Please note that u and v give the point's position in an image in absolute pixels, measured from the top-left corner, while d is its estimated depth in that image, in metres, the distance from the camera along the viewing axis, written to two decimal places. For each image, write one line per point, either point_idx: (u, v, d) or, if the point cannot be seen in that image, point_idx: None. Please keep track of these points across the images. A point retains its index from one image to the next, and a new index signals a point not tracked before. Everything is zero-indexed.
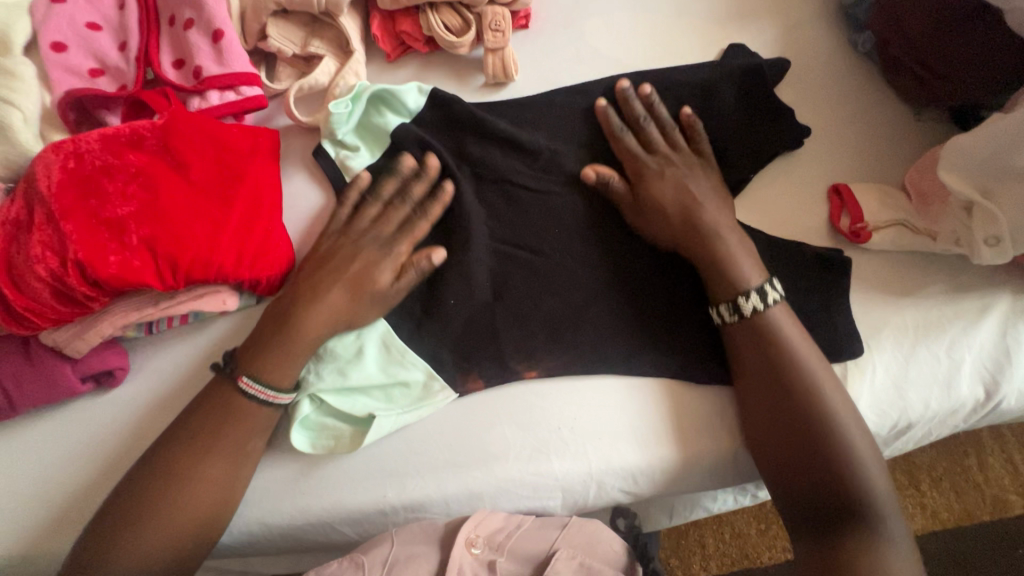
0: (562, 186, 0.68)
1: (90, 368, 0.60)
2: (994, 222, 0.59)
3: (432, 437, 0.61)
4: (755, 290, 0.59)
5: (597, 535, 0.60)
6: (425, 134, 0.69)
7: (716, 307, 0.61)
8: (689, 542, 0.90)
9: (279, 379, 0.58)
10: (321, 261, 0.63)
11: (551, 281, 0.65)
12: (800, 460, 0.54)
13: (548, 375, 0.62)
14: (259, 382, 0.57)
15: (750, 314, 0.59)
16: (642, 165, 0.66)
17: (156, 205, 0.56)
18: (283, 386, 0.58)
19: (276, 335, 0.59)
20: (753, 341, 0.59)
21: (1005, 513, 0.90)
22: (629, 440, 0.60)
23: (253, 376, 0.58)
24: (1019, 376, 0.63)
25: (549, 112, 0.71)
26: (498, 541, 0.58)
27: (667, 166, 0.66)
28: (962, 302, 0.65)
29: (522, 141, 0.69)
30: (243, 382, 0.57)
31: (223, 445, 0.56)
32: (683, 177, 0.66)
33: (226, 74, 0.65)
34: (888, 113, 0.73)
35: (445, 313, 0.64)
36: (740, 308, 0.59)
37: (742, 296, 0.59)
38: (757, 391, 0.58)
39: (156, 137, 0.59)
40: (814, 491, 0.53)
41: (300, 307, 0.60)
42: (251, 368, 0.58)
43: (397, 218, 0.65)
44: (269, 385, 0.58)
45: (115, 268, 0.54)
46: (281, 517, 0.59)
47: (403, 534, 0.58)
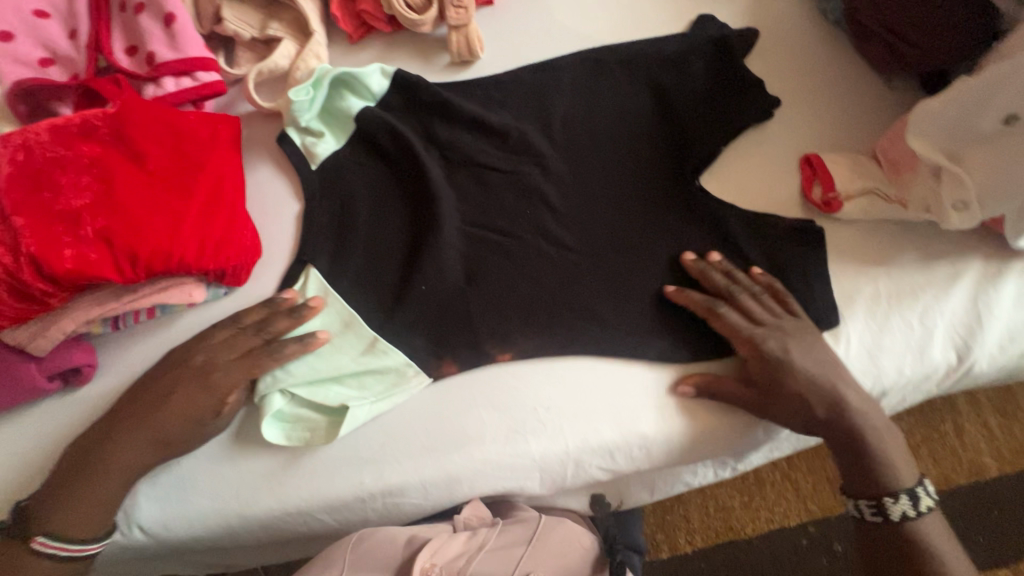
0: (532, 169, 0.68)
1: (58, 366, 0.58)
2: (962, 186, 0.58)
3: (409, 422, 0.60)
4: (906, 494, 0.57)
5: (564, 543, 0.62)
6: (396, 119, 0.68)
7: (856, 502, 0.59)
8: (675, 518, 0.91)
9: (83, 530, 0.55)
10: (135, 402, 0.57)
11: (524, 264, 0.64)
12: None
13: (524, 358, 0.62)
14: (57, 540, 0.53)
15: (897, 518, 0.57)
16: (755, 339, 0.59)
17: (111, 196, 0.55)
18: (89, 536, 0.55)
19: (77, 489, 0.54)
20: (893, 545, 0.57)
21: (981, 476, 0.92)
22: (606, 419, 0.60)
23: (51, 535, 0.53)
24: (989, 341, 0.64)
25: (518, 94, 0.70)
26: (458, 568, 0.58)
27: (780, 337, 0.59)
28: (935, 269, 0.65)
29: (491, 122, 0.68)
30: (38, 543, 0.53)
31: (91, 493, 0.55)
32: (802, 348, 0.59)
33: (181, 60, 0.63)
34: (858, 81, 0.73)
35: (422, 295, 0.63)
36: (884, 510, 0.57)
37: (890, 499, 0.57)
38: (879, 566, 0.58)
39: (110, 126, 0.58)
40: None
41: (106, 458, 0.55)
42: (48, 525, 0.53)
43: (237, 347, 0.59)
44: (73, 539, 0.54)
45: (70, 262, 0.52)
46: (259, 509, 0.58)
47: (363, 547, 0.58)
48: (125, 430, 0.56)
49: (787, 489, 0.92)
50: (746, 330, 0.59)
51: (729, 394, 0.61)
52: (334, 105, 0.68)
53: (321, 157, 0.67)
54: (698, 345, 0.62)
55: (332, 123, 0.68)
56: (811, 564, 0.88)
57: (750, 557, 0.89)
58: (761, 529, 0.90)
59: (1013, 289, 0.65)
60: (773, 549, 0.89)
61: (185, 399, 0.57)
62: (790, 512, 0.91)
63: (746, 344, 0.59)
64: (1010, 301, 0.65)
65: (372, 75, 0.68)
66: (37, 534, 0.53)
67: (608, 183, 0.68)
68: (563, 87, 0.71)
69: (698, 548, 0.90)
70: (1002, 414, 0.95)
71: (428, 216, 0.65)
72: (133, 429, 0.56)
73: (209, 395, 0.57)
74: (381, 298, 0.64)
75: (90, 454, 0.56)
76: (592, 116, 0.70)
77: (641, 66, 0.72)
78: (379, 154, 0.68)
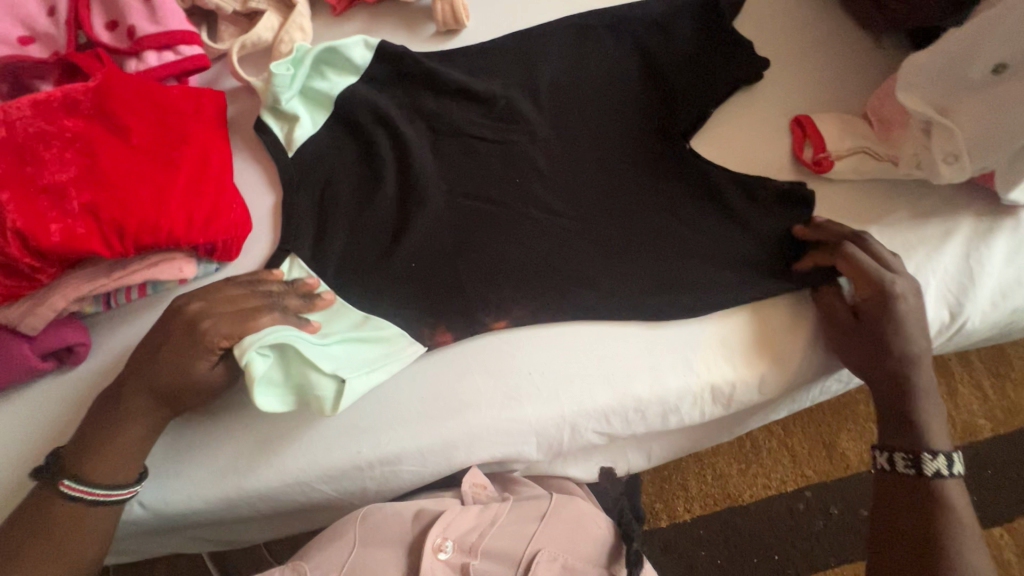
0: (519, 138, 0.68)
1: (51, 345, 0.58)
2: (952, 138, 0.58)
3: (404, 393, 0.60)
4: (944, 454, 0.55)
5: (577, 520, 0.60)
6: (376, 95, 0.68)
7: (890, 453, 0.57)
8: (672, 487, 0.92)
9: (111, 474, 0.53)
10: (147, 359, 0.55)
11: (514, 232, 0.64)
12: None
13: (517, 325, 0.62)
14: (84, 483, 0.52)
15: (930, 474, 0.55)
16: (888, 286, 0.56)
17: (97, 170, 0.54)
18: (120, 482, 0.53)
19: (99, 436, 0.53)
20: (916, 500, 0.55)
21: (974, 437, 0.93)
22: (601, 382, 0.60)
23: (75, 478, 0.52)
24: (981, 296, 0.64)
25: (505, 60, 0.70)
26: (470, 543, 0.56)
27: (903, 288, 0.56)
28: (926, 227, 0.65)
29: (476, 91, 0.68)
30: (64, 484, 0.52)
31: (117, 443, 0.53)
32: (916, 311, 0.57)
33: (162, 33, 0.62)
34: (847, 41, 0.72)
35: (409, 265, 0.63)
36: (920, 464, 0.55)
37: (928, 453, 0.55)
38: (888, 527, 0.55)
39: (92, 100, 0.57)
40: None
41: (128, 405, 0.54)
42: (76, 469, 0.52)
43: (242, 304, 0.56)
44: (99, 484, 0.52)
45: (57, 235, 0.52)
46: (257, 481, 0.59)
47: (370, 525, 0.57)
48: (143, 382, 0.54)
49: (783, 455, 0.93)
50: (867, 270, 0.57)
51: (725, 354, 0.61)
52: (314, 85, 0.68)
53: (299, 144, 0.66)
54: (692, 305, 0.62)
55: (315, 105, 0.67)
56: (808, 528, 0.89)
57: (747, 523, 0.90)
58: (758, 496, 0.91)
59: (1004, 244, 0.65)
60: (770, 514, 0.90)
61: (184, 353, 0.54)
62: (787, 478, 0.92)
63: (874, 288, 0.56)
64: (1002, 256, 0.65)
65: (353, 49, 0.68)
66: (64, 479, 0.52)
67: (597, 147, 0.68)
68: (550, 52, 0.71)
69: (696, 515, 0.90)
70: (995, 374, 0.96)
71: (416, 185, 0.65)
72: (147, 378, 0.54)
73: (201, 350, 0.54)
74: (367, 272, 0.63)
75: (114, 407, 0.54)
76: (580, 81, 0.70)
77: (627, 31, 0.72)
78: (366, 126, 0.67)
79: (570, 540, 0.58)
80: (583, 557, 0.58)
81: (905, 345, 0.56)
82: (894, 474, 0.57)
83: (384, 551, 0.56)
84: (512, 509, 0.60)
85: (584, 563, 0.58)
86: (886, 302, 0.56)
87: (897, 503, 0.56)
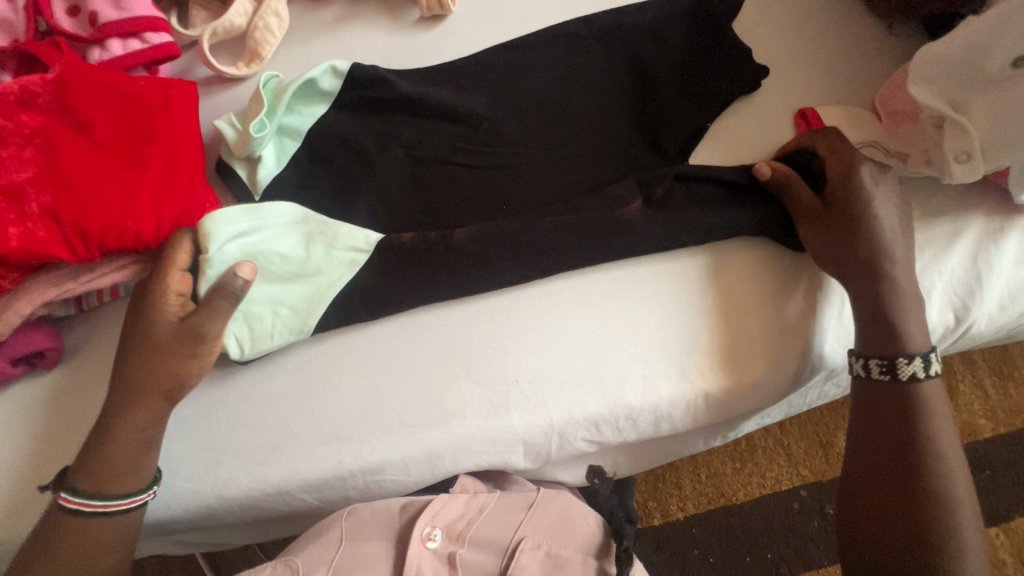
0: (509, 161, 0.64)
1: (20, 351, 0.56)
2: (965, 136, 0.55)
3: (385, 418, 0.58)
4: (919, 355, 0.53)
5: (566, 516, 0.58)
6: (350, 125, 0.64)
7: (864, 361, 0.55)
8: (666, 485, 0.91)
9: (100, 486, 0.51)
10: (144, 328, 0.52)
11: (504, 263, 0.61)
12: (890, 497, 0.52)
13: (510, 358, 0.59)
14: (78, 494, 0.51)
15: (905, 379, 0.53)
16: (857, 160, 0.56)
17: (57, 169, 0.52)
18: (117, 491, 0.51)
19: (89, 450, 0.52)
20: (893, 401, 0.54)
21: (975, 437, 0.91)
22: (591, 389, 0.58)
23: (73, 490, 0.51)
24: (990, 300, 0.61)
25: (490, 79, 0.66)
26: (458, 531, 0.56)
27: (874, 169, 0.56)
28: (933, 227, 0.62)
29: (460, 110, 0.64)
30: (62, 498, 0.50)
31: (89, 481, 0.51)
32: (891, 199, 0.56)
33: (127, 20, 0.58)
34: (856, 28, 0.68)
35: (393, 300, 0.60)
36: (894, 369, 0.53)
37: (904, 359, 0.53)
38: (864, 451, 0.54)
39: (49, 93, 0.54)
40: (893, 530, 0.52)
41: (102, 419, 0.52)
42: (75, 479, 0.51)
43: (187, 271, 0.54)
44: (90, 495, 0.51)
45: (16, 240, 0.50)
46: (237, 489, 0.57)
47: (353, 526, 0.55)
48: (149, 358, 0.51)
49: (778, 455, 0.92)
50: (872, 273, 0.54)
51: (725, 359, 0.59)
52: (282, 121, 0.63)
53: (264, 187, 0.62)
54: (684, 304, 0.60)
55: (285, 142, 0.63)
56: (803, 527, 0.88)
57: (741, 522, 0.89)
58: (753, 494, 0.90)
59: (1015, 244, 0.62)
60: (765, 512, 0.89)
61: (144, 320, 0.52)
62: (782, 477, 0.91)
63: (842, 161, 0.56)
64: (1013, 258, 0.62)
65: (320, 77, 0.63)
66: (62, 490, 0.51)
67: (587, 165, 0.64)
68: (536, 68, 0.67)
69: (689, 514, 0.89)
70: (997, 374, 0.94)
71: (399, 224, 0.63)
72: (162, 358, 0.51)
73: (157, 301, 0.52)
74: (350, 298, 0.60)
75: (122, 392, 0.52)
76: (570, 99, 0.66)
77: (618, 39, 0.67)
78: (348, 123, 0.64)
79: (559, 532, 0.57)
80: (571, 546, 0.57)
81: (911, 353, 0.53)
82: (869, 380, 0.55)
83: (371, 543, 0.55)
84: (501, 499, 0.58)
85: (570, 550, 0.56)
86: (857, 199, 0.55)
87: (873, 404, 0.55)
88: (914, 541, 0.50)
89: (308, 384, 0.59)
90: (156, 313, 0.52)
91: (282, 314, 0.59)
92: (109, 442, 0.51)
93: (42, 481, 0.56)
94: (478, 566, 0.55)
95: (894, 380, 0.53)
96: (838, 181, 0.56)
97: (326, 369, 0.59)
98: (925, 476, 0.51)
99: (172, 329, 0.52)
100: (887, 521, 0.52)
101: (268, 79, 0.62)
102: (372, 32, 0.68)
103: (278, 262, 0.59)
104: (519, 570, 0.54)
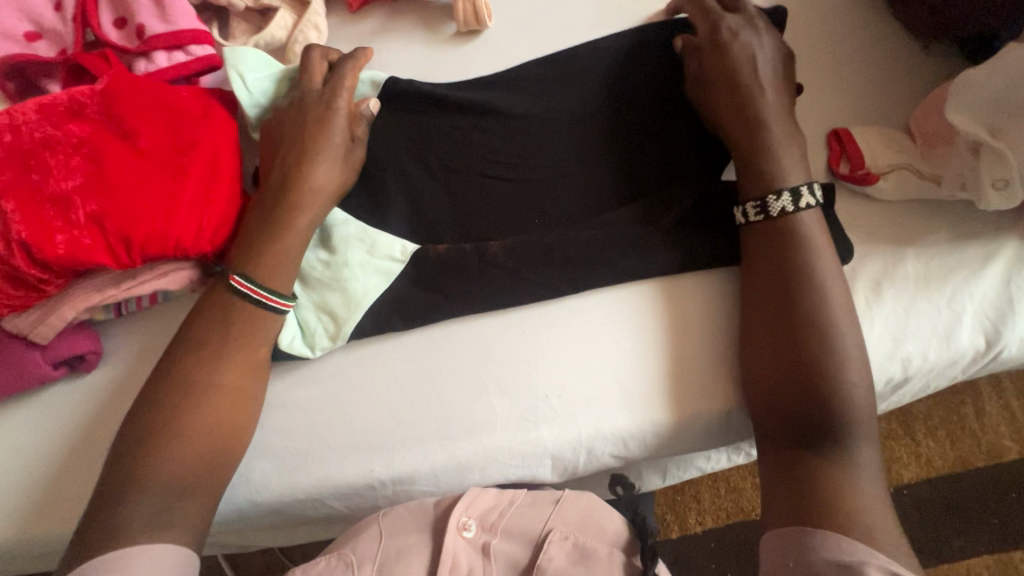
0: (541, 167, 0.65)
1: (62, 354, 0.58)
2: (1003, 163, 0.55)
3: (415, 426, 0.59)
4: (787, 190, 0.56)
5: (593, 508, 0.55)
6: (384, 137, 0.65)
7: (740, 206, 0.58)
8: (685, 498, 0.92)
9: (268, 278, 0.56)
10: (316, 125, 0.60)
11: (531, 277, 0.61)
12: (784, 359, 0.52)
13: (533, 365, 0.60)
14: (252, 281, 0.56)
15: (777, 215, 0.56)
16: (719, 19, 0.62)
17: (102, 177, 0.53)
18: (278, 291, 0.57)
19: (262, 237, 0.57)
20: (781, 266, 0.55)
21: (999, 459, 0.92)
22: (619, 405, 0.58)
23: (244, 276, 0.56)
24: (1021, 326, 0.60)
25: (528, 82, 0.67)
26: (491, 522, 0.55)
27: (735, 21, 0.62)
28: (965, 249, 0.62)
29: (499, 114, 0.66)
30: (236, 282, 0.56)
31: (264, 270, 0.56)
32: (753, 39, 0.61)
33: (172, 33, 0.60)
34: (891, 48, 0.68)
35: (427, 309, 0.61)
36: (766, 207, 0.56)
37: (772, 196, 0.56)
38: (760, 313, 0.55)
39: (98, 103, 0.55)
40: (796, 399, 0.51)
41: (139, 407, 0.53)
42: (242, 267, 0.56)
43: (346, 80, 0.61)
44: (262, 284, 0.56)
45: (63, 248, 0.52)
46: (270, 494, 0.58)
47: (391, 522, 0.55)
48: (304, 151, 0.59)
49: None
50: None
51: None
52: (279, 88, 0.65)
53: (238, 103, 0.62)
54: (713, 321, 0.60)
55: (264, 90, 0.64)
56: None
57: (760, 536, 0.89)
58: None
59: None
60: None
61: (314, 118, 0.60)
62: None
63: (707, 24, 0.62)
64: None
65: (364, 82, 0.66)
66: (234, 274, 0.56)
67: (616, 179, 0.65)
68: (576, 67, 0.67)
69: (707, 528, 0.90)
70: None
71: (431, 233, 0.64)
72: (316, 149, 0.59)
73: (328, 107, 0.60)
74: (385, 307, 0.61)
75: (263, 195, 0.59)
76: (601, 111, 0.66)
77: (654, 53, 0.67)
78: (384, 135, 0.65)
79: (586, 526, 0.54)
80: (598, 538, 0.54)
81: (778, 190, 0.56)
82: (749, 223, 0.58)
83: (410, 535, 0.54)
84: (529, 493, 0.57)
85: (597, 542, 0.53)
86: (727, 50, 0.60)
87: (763, 259, 0.56)
88: (810, 406, 0.50)
89: (340, 389, 0.60)
90: (326, 112, 0.60)
91: (326, 316, 0.61)
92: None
93: (79, 481, 0.57)
94: (510, 560, 0.53)
95: (767, 218, 0.56)
96: (712, 47, 0.61)
97: (357, 379, 0.60)
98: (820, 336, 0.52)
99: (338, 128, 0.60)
100: (784, 381, 0.52)
101: (251, 81, 0.61)
102: (409, 45, 0.69)
103: (320, 267, 0.61)
104: (547, 561, 0.52)
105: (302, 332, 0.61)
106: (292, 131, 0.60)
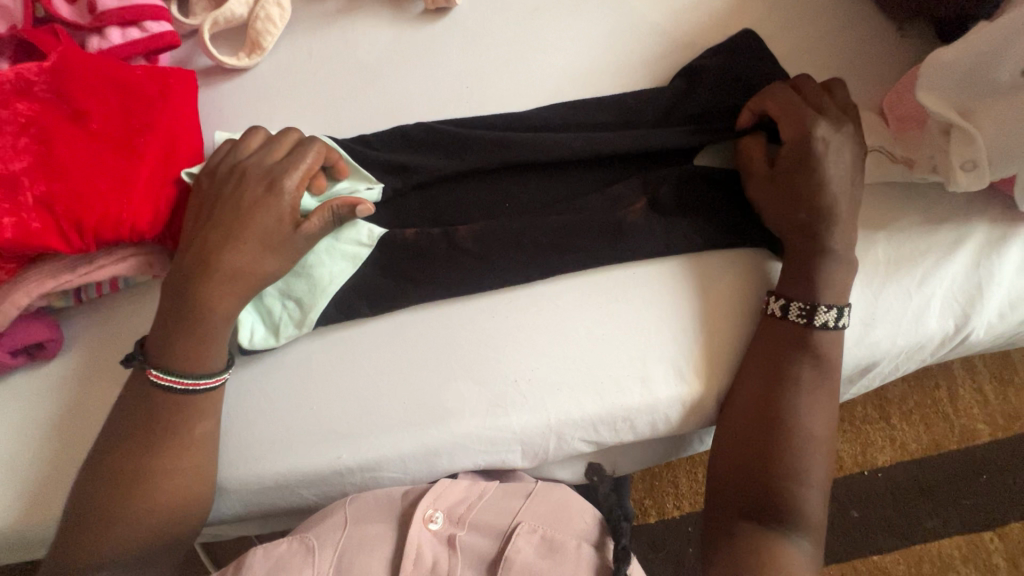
0: None
1: (19, 342, 0.56)
2: (972, 144, 0.55)
3: (386, 413, 0.58)
4: (837, 306, 0.54)
5: (565, 506, 0.56)
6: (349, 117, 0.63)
7: (788, 302, 0.56)
8: (663, 482, 0.92)
9: (184, 365, 0.53)
10: (252, 212, 0.54)
11: (500, 263, 0.61)
12: (758, 440, 0.53)
13: (505, 359, 0.59)
14: (172, 373, 0.52)
15: (818, 325, 0.54)
16: (807, 118, 0.56)
17: (51, 159, 0.51)
18: (205, 370, 0.53)
19: (185, 326, 0.52)
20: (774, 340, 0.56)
21: (972, 441, 0.93)
22: (588, 391, 0.58)
23: (166, 369, 0.52)
24: (989, 309, 0.61)
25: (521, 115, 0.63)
26: (459, 514, 0.55)
27: (826, 129, 0.55)
28: (936, 233, 0.62)
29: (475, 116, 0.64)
30: (150, 372, 0.53)
31: (206, 345, 0.53)
32: (840, 153, 0.55)
33: (126, 8, 0.58)
34: (865, 27, 0.67)
35: (395, 296, 0.60)
36: (811, 315, 0.55)
37: (822, 306, 0.54)
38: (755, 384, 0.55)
39: (46, 81, 0.53)
40: (760, 481, 0.53)
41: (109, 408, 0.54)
42: (161, 360, 0.53)
43: (297, 170, 0.55)
44: (172, 369, 0.52)
45: (9, 231, 0.50)
46: (237, 485, 0.57)
47: (356, 508, 0.55)
48: (240, 237, 0.53)
49: None
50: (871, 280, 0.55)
51: (719, 371, 0.59)
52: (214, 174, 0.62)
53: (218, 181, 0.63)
54: (683, 306, 0.60)
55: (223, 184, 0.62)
56: None
57: None
58: None
59: (1017, 254, 0.61)
60: None
61: (253, 202, 0.54)
62: None
63: (794, 129, 0.56)
64: (1015, 266, 0.61)
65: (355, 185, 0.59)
66: (151, 367, 0.53)
67: (588, 167, 0.64)
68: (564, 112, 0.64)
69: (685, 512, 0.91)
70: (998, 379, 0.95)
71: (398, 217, 0.63)
72: (244, 240, 0.53)
73: (270, 198, 0.54)
74: (353, 293, 0.60)
75: (188, 262, 0.53)
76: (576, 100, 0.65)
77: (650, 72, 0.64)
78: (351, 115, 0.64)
79: (555, 520, 0.55)
80: (566, 531, 0.54)
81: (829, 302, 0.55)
82: (782, 319, 0.56)
83: (376, 525, 0.54)
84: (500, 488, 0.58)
85: (565, 534, 0.54)
86: (808, 164, 0.55)
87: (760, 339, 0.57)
88: (772, 478, 0.52)
89: (307, 378, 0.59)
90: (268, 204, 0.54)
91: (291, 304, 0.59)
92: (128, 428, 0.52)
93: (38, 474, 0.56)
94: (477, 552, 0.53)
95: (808, 325, 0.55)
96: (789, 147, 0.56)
97: (324, 368, 0.59)
98: (797, 419, 0.53)
99: (275, 218, 0.54)
100: (754, 455, 0.53)
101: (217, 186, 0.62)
102: (375, 23, 0.67)
103: None
104: (514, 553, 0.52)
105: (267, 321, 0.59)
106: (227, 210, 0.54)
